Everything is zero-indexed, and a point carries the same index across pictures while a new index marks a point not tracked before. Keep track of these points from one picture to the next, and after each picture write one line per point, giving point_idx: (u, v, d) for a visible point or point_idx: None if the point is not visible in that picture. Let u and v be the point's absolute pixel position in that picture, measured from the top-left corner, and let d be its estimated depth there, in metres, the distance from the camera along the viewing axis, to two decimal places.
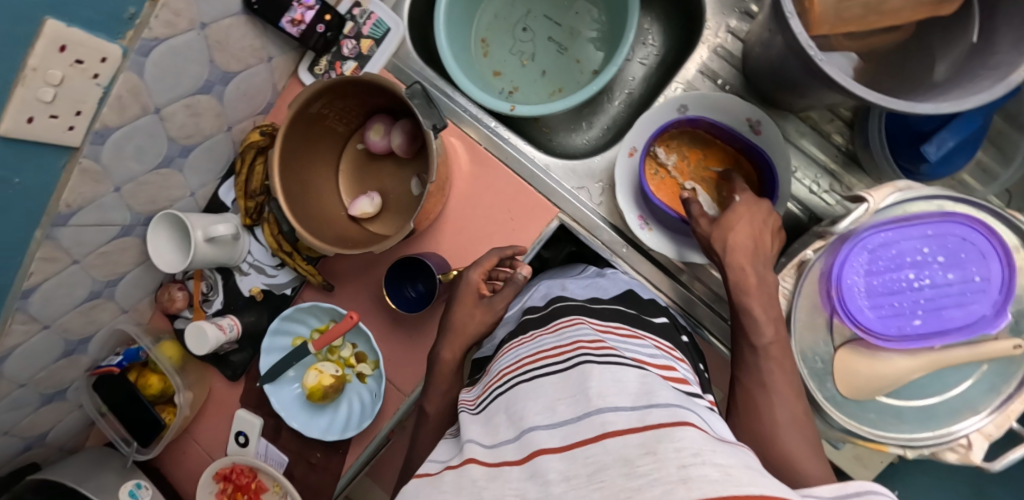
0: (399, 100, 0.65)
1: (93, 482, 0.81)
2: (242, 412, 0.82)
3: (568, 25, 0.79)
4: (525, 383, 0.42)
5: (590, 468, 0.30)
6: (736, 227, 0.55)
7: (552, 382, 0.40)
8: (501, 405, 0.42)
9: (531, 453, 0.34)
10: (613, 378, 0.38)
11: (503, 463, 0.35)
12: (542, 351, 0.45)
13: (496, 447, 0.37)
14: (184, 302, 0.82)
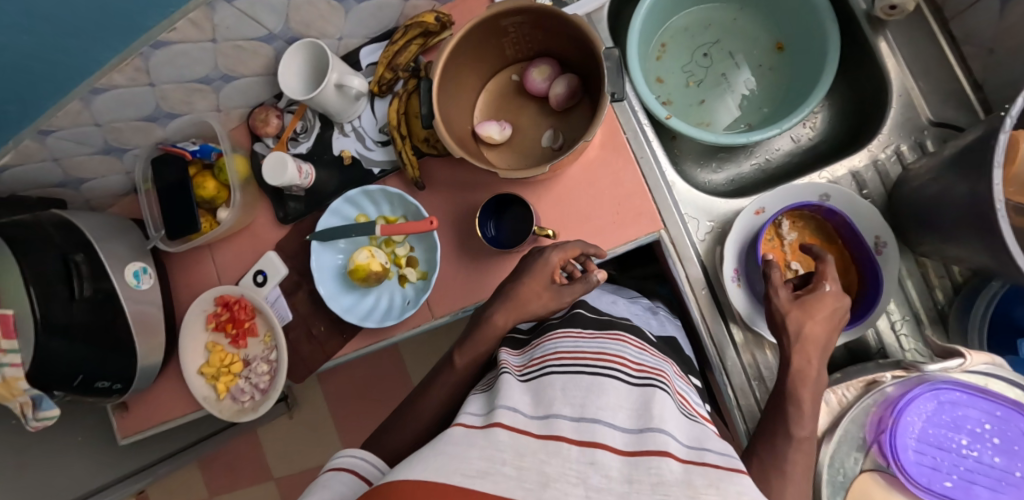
0: (584, 55, 0.65)
1: (106, 246, 0.81)
2: (272, 255, 0.82)
3: (745, 71, 0.80)
4: (584, 377, 0.44)
5: (654, 478, 0.33)
6: (815, 317, 0.55)
7: (611, 389, 0.43)
8: (553, 383, 0.44)
9: (589, 442, 0.36)
10: (669, 409, 0.41)
11: (558, 439, 0.37)
12: (599, 353, 0.48)
13: (549, 419, 0.39)
14: (275, 130, 0.82)
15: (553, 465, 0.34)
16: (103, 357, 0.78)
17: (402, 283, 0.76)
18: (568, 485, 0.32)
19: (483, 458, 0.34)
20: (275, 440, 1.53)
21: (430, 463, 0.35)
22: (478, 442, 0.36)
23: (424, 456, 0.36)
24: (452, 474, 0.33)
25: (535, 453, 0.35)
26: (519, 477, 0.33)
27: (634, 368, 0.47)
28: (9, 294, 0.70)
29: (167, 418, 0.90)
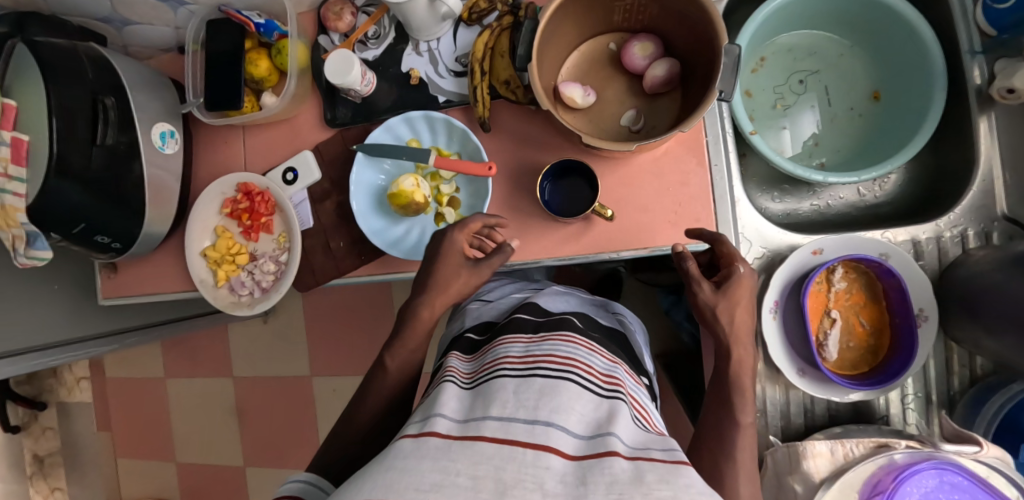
0: (697, 43, 0.61)
1: (139, 98, 0.76)
2: (308, 154, 0.78)
3: (835, 110, 0.77)
4: (534, 381, 0.49)
5: (606, 477, 0.37)
6: (741, 303, 0.57)
7: (562, 391, 0.47)
8: (504, 388, 0.48)
9: (543, 445, 0.40)
10: (615, 415, 0.46)
11: (511, 443, 0.40)
12: (554, 361, 0.53)
13: (502, 422, 0.43)
14: (345, 28, 0.77)
15: (509, 470, 0.37)
16: (111, 212, 0.75)
17: (437, 221, 0.73)
18: (525, 490, 0.36)
19: (437, 470, 0.37)
20: (246, 340, 1.52)
21: (385, 478, 0.37)
22: (431, 454, 0.39)
23: (382, 474, 0.38)
24: (406, 491, 0.36)
25: (490, 461, 0.38)
26: (474, 487, 0.36)
27: (581, 372, 0.52)
28: (32, 120, 0.66)
29: (160, 290, 0.88)
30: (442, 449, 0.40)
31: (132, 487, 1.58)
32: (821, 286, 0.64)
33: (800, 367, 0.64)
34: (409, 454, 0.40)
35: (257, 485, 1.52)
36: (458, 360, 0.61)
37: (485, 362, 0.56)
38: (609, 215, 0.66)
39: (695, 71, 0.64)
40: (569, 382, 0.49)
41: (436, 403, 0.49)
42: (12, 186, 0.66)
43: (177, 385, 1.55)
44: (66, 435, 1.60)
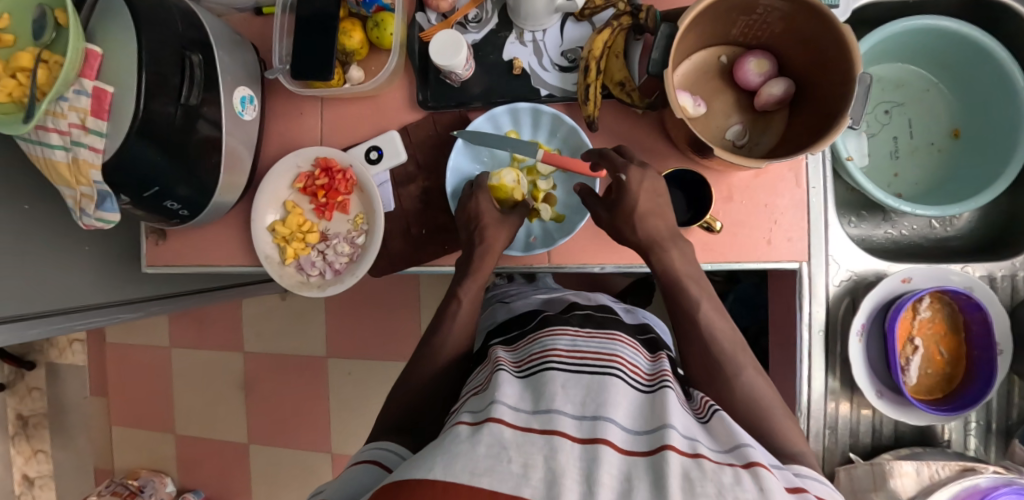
0: (822, 66, 0.62)
1: (226, 60, 0.73)
2: (393, 134, 0.75)
3: (916, 142, 0.79)
4: (581, 377, 0.49)
5: (652, 473, 0.38)
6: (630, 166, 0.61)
7: (609, 388, 0.48)
8: (552, 382, 0.49)
9: (592, 438, 0.41)
10: (664, 406, 0.47)
11: (558, 434, 0.41)
12: (601, 358, 0.54)
13: (550, 415, 0.44)
14: (446, 9, 0.74)
15: (557, 460, 0.38)
16: (187, 176, 0.71)
17: (532, 217, 0.72)
18: (572, 479, 0.37)
19: (492, 455, 0.39)
20: (261, 315, 1.47)
21: (440, 461, 0.39)
22: (480, 440, 0.40)
23: (435, 459, 0.39)
24: (461, 474, 0.37)
25: (538, 452, 0.39)
26: (525, 474, 0.37)
27: (625, 371, 0.53)
28: (118, 70, 0.61)
29: (213, 261, 0.83)
30: (493, 436, 0.41)
31: (128, 455, 1.55)
32: (908, 314, 0.66)
33: (879, 388, 0.67)
34: (459, 441, 0.41)
35: (259, 464, 1.47)
36: (504, 352, 0.62)
37: (531, 354, 0.57)
38: (717, 229, 0.66)
39: (811, 95, 0.65)
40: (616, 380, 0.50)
41: (488, 391, 0.50)
42: (90, 140, 0.61)
43: (184, 355, 1.52)
44: (66, 401, 1.58)
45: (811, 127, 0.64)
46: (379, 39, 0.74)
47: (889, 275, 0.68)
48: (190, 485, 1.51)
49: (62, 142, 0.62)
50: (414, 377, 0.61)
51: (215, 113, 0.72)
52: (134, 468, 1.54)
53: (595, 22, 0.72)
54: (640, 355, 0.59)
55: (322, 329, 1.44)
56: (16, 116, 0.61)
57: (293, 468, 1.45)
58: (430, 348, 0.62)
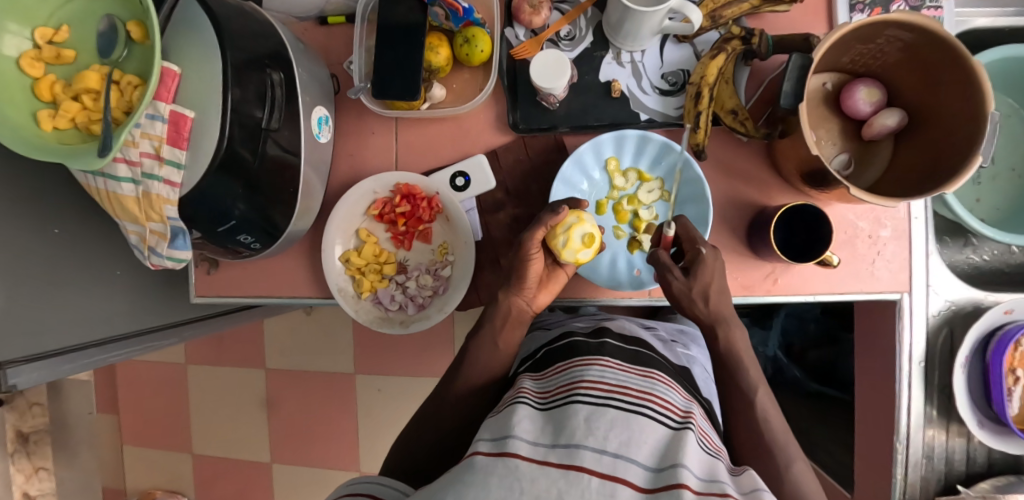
0: (944, 99, 0.61)
1: (303, 77, 0.67)
2: (481, 158, 0.70)
3: (998, 168, 0.79)
4: (605, 406, 0.46)
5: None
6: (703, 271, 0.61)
7: (636, 420, 0.45)
8: (575, 411, 0.46)
9: (615, 477, 0.39)
10: (688, 444, 0.44)
11: (577, 469, 0.39)
12: (626, 384, 0.51)
13: (571, 449, 0.41)
14: (539, 24, 0.70)
15: (572, 498, 0.37)
16: (260, 205, 0.64)
17: (634, 247, 0.70)
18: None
19: (502, 489, 0.38)
20: (284, 329, 1.40)
21: (451, 497, 0.39)
22: (494, 476, 0.40)
23: (449, 491, 0.40)
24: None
25: (550, 487, 0.38)
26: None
27: (653, 402, 0.49)
28: (200, 93, 0.54)
29: (273, 290, 0.78)
30: (506, 471, 0.40)
31: (140, 475, 1.48)
32: (1013, 348, 0.66)
33: (981, 418, 0.68)
34: (475, 474, 0.40)
35: (282, 484, 1.41)
36: (531, 380, 0.59)
37: (556, 382, 0.54)
38: (834, 263, 0.65)
39: (923, 127, 0.65)
40: (645, 413, 0.47)
41: (512, 418, 0.48)
42: (166, 173, 0.55)
43: (200, 371, 1.45)
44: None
45: (928, 161, 0.63)
46: (468, 56, 0.69)
47: (990, 307, 0.69)
48: None
49: (131, 175, 0.57)
50: (439, 408, 0.64)
51: (292, 136, 0.65)
52: (147, 489, 1.46)
53: (697, 44, 0.69)
54: (673, 389, 0.56)
55: (350, 345, 1.38)
56: (89, 143, 0.54)
57: (317, 488, 1.39)
58: (475, 385, 0.65)
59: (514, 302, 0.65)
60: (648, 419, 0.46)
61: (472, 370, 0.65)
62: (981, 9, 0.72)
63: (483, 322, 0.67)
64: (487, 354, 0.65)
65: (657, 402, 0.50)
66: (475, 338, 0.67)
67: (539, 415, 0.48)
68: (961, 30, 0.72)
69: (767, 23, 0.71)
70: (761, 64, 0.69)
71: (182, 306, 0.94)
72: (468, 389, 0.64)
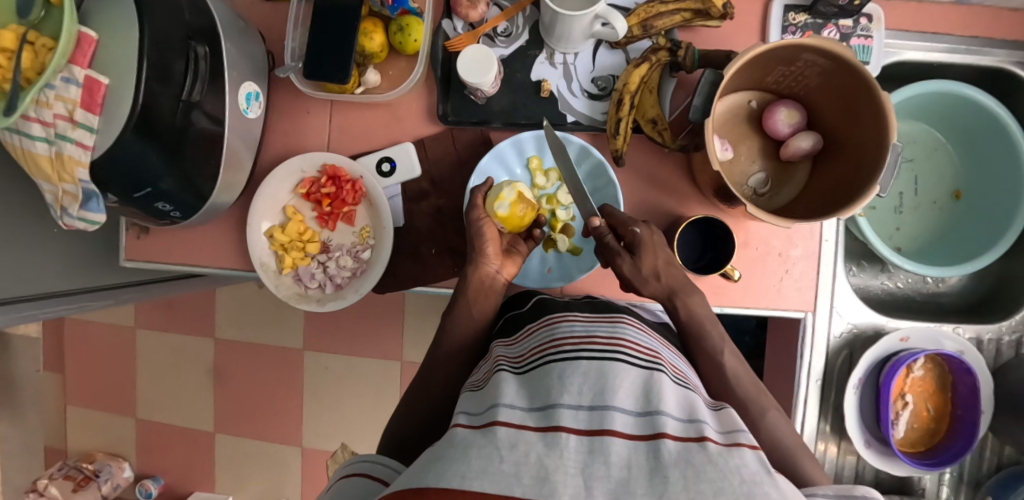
0: (856, 127, 0.63)
1: (233, 52, 0.67)
2: (409, 146, 0.72)
3: (920, 199, 0.81)
4: (579, 364, 0.44)
5: (653, 462, 0.34)
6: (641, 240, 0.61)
7: (610, 370, 0.43)
8: (552, 374, 0.44)
9: (598, 430, 0.37)
10: (666, 387, 0.43)
11: (557, 429, 0.37)
12: (596, 335, 0.49)
13: (550, 409, 0.39)
14: (475, 19, 0.70)
15: (555, 459, 0.35)
16: (184, 175, 0.65)
17: (549, 247, 0.71)
18: (568, 477, 0.33)
19: (482, 456, 0.35)
20: (236, 302, 1.41)
21: (432, 469, 0.35)
22: (476, 443, 0.36)
23: (431, 467, 0.36)
24: (452, 478, 0.33)
25: (532, 450, 0.35)
26: (518, 473, 0.33)
27: (629, 349, 0.47)
28: (114, 59, 0.54)
29: (201, 261, 0.78)
30: (487, 437, 0.37)
31: (83, 436, 1.49)
32: (904, 372, 0.69)
33: (868, 439, 0.71)
34: (458, 445, 0.37)
35: (224, 455, 1.42)
36: (503, 346, 0.56)
37: (532, 344, 0.52)
38: (734, 278, 0.68)
39: (836, 152, 0.66)
40: (619, 360, 0.45)
41: (487, 392, 0.45)
42: (78, 135, 0.54)
43: (150, 337, 1.46)
44: (17, 375, 1.50)
45: (836, 188, 0.64)
46: (402, 44, 0.69)
47: (888, 333, 0.71)
48: (149, 471, 1.46)
49: (45, 134, 0.56)
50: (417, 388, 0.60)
51: (218, 109, 0.66)
52: (89, 451, 1.47)
53: (629, 51, 0.70)
54: (647, 334, 0.53)
55: (300, 321, 1.39)
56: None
57: (259, 461, 1.41)
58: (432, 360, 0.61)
59: (483, 271, 0.63)
60: (624, 366, 0.44)
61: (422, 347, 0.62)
62: (912, 42, 0.73)
63: (455, 298, 0.64)
64: (463, 324, 0.62)
65: (632, 349, 0.48)
66: (450, 313, 0.63)
67: (513, 380, 0.45)
68: (891, 61, 0.74)
69: (700, 36, 0.72)
70: (688, 76, 0.70)
71: (117, 271, 0.95)
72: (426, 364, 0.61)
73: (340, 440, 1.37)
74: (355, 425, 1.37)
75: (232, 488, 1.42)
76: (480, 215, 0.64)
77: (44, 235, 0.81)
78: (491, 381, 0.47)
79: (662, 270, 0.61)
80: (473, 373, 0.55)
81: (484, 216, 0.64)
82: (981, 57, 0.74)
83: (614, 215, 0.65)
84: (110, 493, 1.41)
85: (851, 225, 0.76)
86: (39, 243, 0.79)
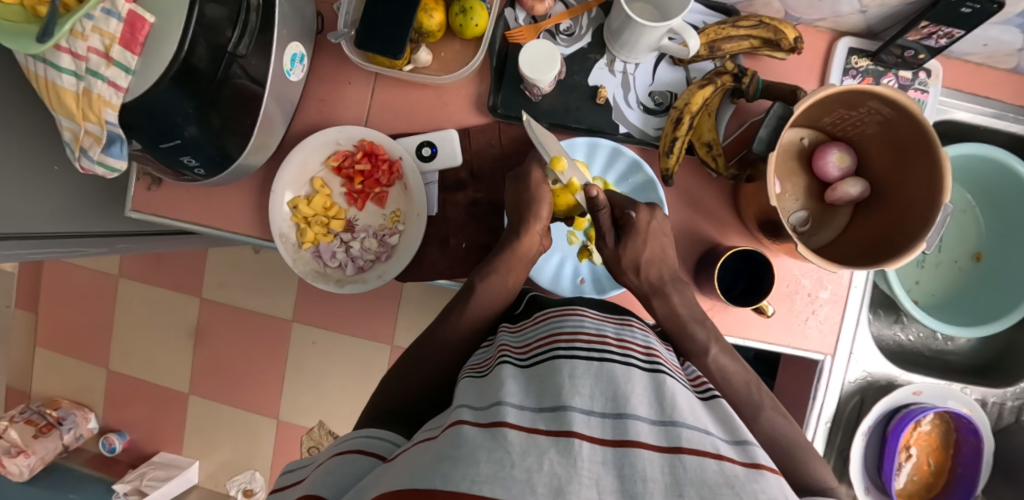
0: (906, 180, 0.63)
1: (285, 9, 0.63)
2: (453, 133, 0.70)
3: (942, 257, 0.82)
4: (592, 364, 0.40)
5: (669, 477, 0.30)
6: (639, 235, 0.60)
7: (622, 375, 0.39)
8: (560, 369, 0.39)
9: (621, 441, 0.33)
10: (676, 392, 0.40)
11: (569, 433, 0.33)
12: (605, 334, 0.45)
13: (560, 411, 0.34)
14: (539, 13, 0.68)
15: (569, 468, 0.30)
16: (211, 127, 0.60)
17: (583, 257, 0.69)
18: (584, 487, 0.29)
19: (492, 461, 0.30)
20: (228, 263, 1.36)
21: (436, 468, 0.30)
22: (485, 445, 0.31)
23: (434, 466, 0.31)
24: (459, 482, 0.29)
25: (545, 456, 0.31)
26: (531, 481, 0.29)
27: (641, 352, 0.43)
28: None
29: (212, 220, 0.74)
30: (495, 440, 0.32)
31: (48, 380, 1.42)
32: (912, 425, 0.71)
33: (868, 485, 0.73)
34: (463, 445, 0.32)
35: (196, 418, 1.38)
36: (507, 333, 0.52)
37: (537, 335, 0.47)
38: (768, 313, 0.66)
39: (885, 202, 0.66)
40: (631, 367, 0.40)
41: (488, 386, 0.40)
42: (112, 74, 0.49)
43: (133, 288, 1.40)
44: None
45: (878, 240, 0.64)
46: (461, 27, 0.66)
47: (902, 385, 0.71)
48: (112, 425, 1.40)
49: (74, 67, 0.50)
50: (416, 365, 0.55)
51: (260, 67, 0.61)
52: (52, 397, 1.41)
53: (691, 70, 0.69)
54: (653, 337, 0.49)
55: (293, 291, 1.34)
56: (28, 24, 0.48)
57: (230, 429, 1.36)
58: (447, 337, 0.57)
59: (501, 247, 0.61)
60: (639, 372, 0.40)
61: (445, 337, 0.57)
62: (962, 103, 0.74)
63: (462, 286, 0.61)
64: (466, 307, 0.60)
65: (644, 352, 0.44)
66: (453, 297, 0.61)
67: (517, 376, 0.41)
68: (939, 119, 0.74)
69: (762, 66, 0.71)
70: (747, 105, 0.69)
71: (116, 218, 0.90)
72: (444, 346, 0.57)
73: (319, 417, 1.33)
74: (335, 404, 1.33)
75: (200, 453, 1.37)
76: (521, 205, 0.61)
77: (48, 172, 0.75)
78: (493, 374, 0.43)
79: (651, 262, 0.60)
80: (473, 358, 0.53)
81: (521, 201, 0.60)
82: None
83: (620, 197, 0.64)
84: (71, 443, 1.35)
85: (877, 274, 0.75)
86: (42, 179, 0.74)
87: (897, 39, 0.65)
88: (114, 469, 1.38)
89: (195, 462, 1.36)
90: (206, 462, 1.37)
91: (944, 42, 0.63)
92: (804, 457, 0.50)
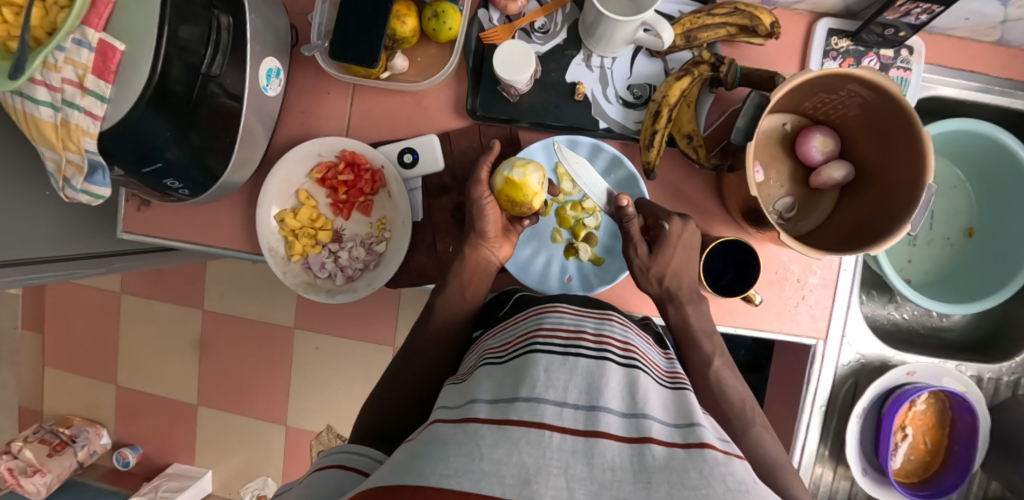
0: (890, 160, 0.62)
1: (258, 25, 0.63)
2: (434, 138, 0.70)
3: (934, 234, 0.82)
4: (568, 359, 0.40)
5: (636, 466, 0.31)
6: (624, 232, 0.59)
7: (597, 371, 0.39)
8: (536, 363, 0.39)
9: (592, 431, 0.33)
10: (651, 385, 0.40)
11: (541, 426, 0.33)
12: (583, 330, 0.45)
13: (533, 404, 0.35)
14: (512, 12, 0.67)
15: (538, 459, 0.30)
16: (192, 147, 0.60)
17: (570, 255, 0.70)
18: (551, 478, 0.29)
19: (463, 455, 0.31)
20: (228, 275, 1.38)
21: (410, 467, 0.31)
22: (455, 439, 0.32)
23: (412, 463, 0.31)
24: (428, 475, 0.29)
25: (516, 449, 0.31)
26: (500, 473, 0.29)
27: (618, 347, 0.44)
28: (133, 23, 0.50)
29: (202, 237, 0.75)
30: (466, 434, 0.33)
31: (59, 399, 1.45)
32: (906, 405, 0.71)
33: (865, 466, 0.73)
34: (437, 442, 0.33)
35: (206, 428, 1.40)
36: (491, 336, 0.52)
37: (517, 333, 0.47)
38: (756, 302, 0.66)
39: (868, 184, 0.66)
40: (607, 361, 0.41)
41: (467, 386, 0.41)
42: (87, 103, 0.50)
43: (136, 303, 1.42)
44: None
45: (864, 223, 0.64)
46: (435, 31, 0.66)
47: (895, 366, 0.71)
48: (125, 439, 1.43)
49: (50, 98, 0.50)
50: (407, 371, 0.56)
51: (237, 84, 0.62)
52: (65, 415, 1.43)
53: (669, 61, 0.68)
54: (633, 332, 0.50)
55: (293, 298, 1.35)
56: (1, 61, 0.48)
57: (240, 437, 1.38)
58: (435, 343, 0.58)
59: (482, 253, 0.62)
60: (615, 367, 0.40)
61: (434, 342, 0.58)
62: (948, 78, 0.72)
63: (448, 290, 0.61)
64: (451, 311, 0.61)
65: (621, 346, 0.44)
66: (437, 295, 0.62)
67: (494, 372, 0.41)
68: (923, 96, 0.73)
69: (741, 52, 0.70)
70: (727, 93, 0.69)
71: (109, 239, 0.91)
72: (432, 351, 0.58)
73: (326, 422, 1.35)
74: (341, 408, 1.35)
75: (213, 462, 1.40)
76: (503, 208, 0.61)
77: (39, 197, 0.76)
78: (473, 374, 0.43)
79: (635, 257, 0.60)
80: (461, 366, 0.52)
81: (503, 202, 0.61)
82: (1012, 100, 0.74)
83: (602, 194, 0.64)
84: (85, 459, 1.38)
85: (867, 257, 0.75)
86: (34, 205, 0.75)
87: (876, 18, 0.64)
88: (130, 481, 1.41)
89: (208, 471, 1.39)
90: (219, 470, 1.39)
91: (924, 19, 0.62)
92: (789, 471, 0.50)
